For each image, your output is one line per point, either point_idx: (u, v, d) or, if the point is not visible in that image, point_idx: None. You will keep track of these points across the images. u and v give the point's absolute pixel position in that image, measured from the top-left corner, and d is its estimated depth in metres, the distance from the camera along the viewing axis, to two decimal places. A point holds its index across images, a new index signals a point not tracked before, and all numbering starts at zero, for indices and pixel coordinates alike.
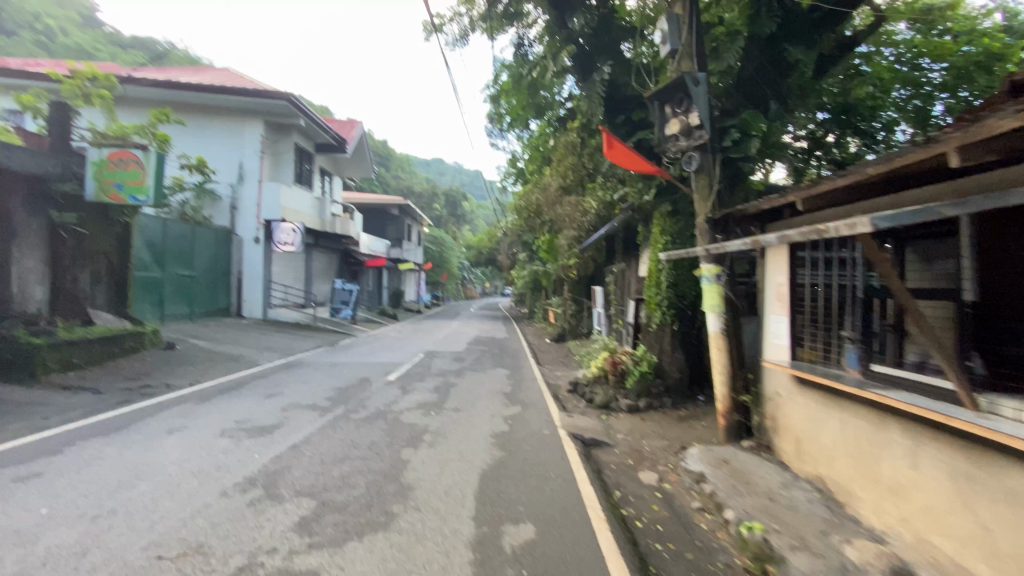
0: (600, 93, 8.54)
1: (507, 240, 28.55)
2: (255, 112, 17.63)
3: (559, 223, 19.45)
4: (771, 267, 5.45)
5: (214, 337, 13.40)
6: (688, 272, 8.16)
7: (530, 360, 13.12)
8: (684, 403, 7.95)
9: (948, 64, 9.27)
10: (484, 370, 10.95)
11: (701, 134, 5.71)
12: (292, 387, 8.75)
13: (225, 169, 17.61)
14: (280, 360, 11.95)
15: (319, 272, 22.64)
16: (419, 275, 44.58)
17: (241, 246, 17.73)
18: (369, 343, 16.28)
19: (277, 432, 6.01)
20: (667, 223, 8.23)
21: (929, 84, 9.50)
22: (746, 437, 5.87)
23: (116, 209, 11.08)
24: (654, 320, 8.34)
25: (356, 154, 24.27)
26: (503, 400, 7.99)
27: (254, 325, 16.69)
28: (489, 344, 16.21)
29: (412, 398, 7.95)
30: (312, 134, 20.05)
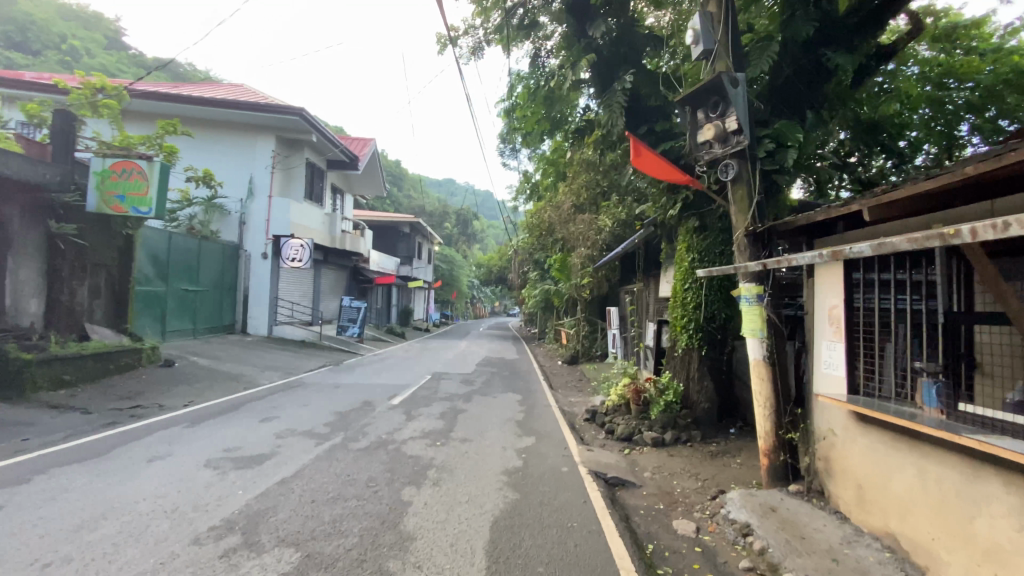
0: (622, 102, 8.06)
1: (518, 259, 28.15)
2: (267, 127, 17.49)
3: (573, 242, 18.97)
4: (822, 288, 4.85)
5: (215, 355, 12.95)
6: (717, 293, 7.54)
7: (542, 384, 12.48)
8: (714, 436, 7.28)
9: (975, 82, 8.72)
10: (494, 394, 10.33)
11: (739, 139, 5.16)
12: (290, 411, 8.19)
13: (235, 183, 17.38)
14: (281, 380, 11.43)
15: (327, 289, 22.28)
16: (428, 293, 44.28)
17: (248, 262, 17.41)
18: (375, 363, 15.75)
19: (267, 463, 5.43)
20: (694, 240, 7.68)
21: (952, 104, 8.92)
22: (794, 480, 5.17)
23: (118, 220, 10.76)
24: (680, 344, 7.77)
25: (367, 171, 24.14)
26: (516, 429, 7.35)
27: (258, 342, 16.23)
28: (499, 365, 15.60)
29: (418, 426, 7.34)
30: (324, 149, 19.92)
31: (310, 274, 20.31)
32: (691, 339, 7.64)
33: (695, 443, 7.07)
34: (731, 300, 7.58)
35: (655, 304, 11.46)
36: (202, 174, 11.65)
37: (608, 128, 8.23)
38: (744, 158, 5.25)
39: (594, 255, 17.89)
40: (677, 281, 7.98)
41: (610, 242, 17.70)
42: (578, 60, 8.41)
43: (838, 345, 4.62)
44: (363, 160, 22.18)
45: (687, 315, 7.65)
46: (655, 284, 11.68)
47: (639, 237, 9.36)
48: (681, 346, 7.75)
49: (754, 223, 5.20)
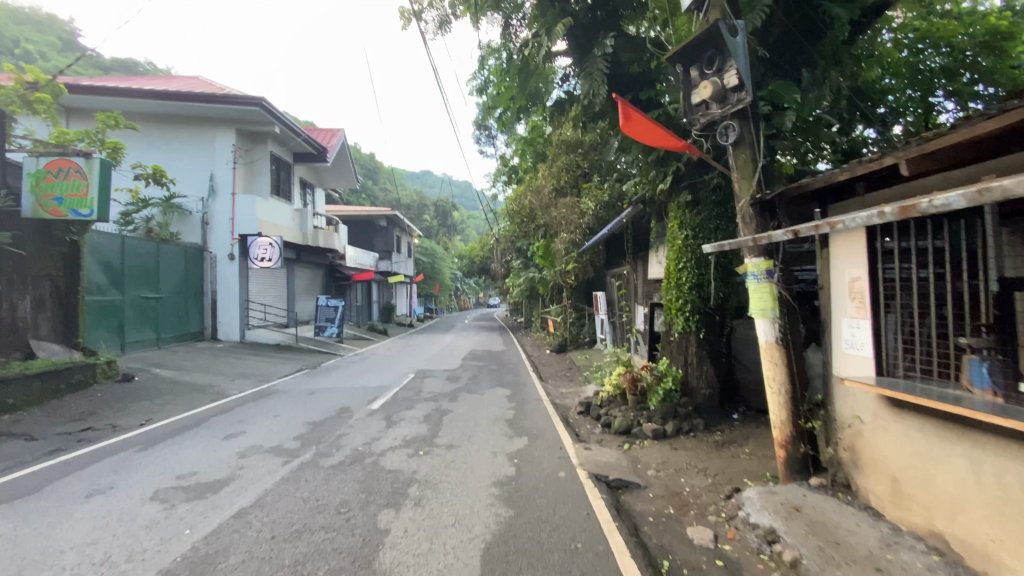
0: (603, 69, 7.34)
1: (500, 247, 27.52)
2: (226, 120, 16.46)
3: (556, 227, 18.38)
4: (839, 260, 4.32)
5: (181, 365, 12.10)
6: (714, 270, 7.00)
7: (532, 376, 11.91)
8: (718, 424, 6.77)
9: (948, 48, 8.42)
10: (482, 391, 9.72)
11: (741, 97, 4.59)
12: (258, 424, 7.48)
13: (195, 182, 16.34)
14: (252, 389, 10.67)
15: (302, 289, 21.33)
16: (410, 288, 43.36)
17: (214, 264, 16.44)
18: (356, 363, 15.04)
19: (224, 492, 4.77)
20: (686, 215, 7.13)
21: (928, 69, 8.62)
22: (815, 473, 4.68)
23: (60, 224, 9.85)
24: (675, 327, 7.21)
25: (338, 163, 23.15)
26: (506, 429, 6.77)
27: (230, 349, 15.36)
28: (485, 358, 15.01)
29: (399, 433, 6.71)
30: (289, 142, 18.94)
31: (281, 273, 19.36)
32: (687, 321, 7.09)
33: (698, 433, 6.55)
34: (728, 277, 7.08)
35: (646, 286, 10.94)
36: (152, 170, 10.69)
37: (589, 99, 7.55)
38: (745, 118, 4.69)
39: (578, 239, 17.33)
40: (668, 260, 7.41)
41: (594, 225, 17.15)
42: (554, 25, 7.70)
43: (861, 322, 4.11)
44: (332, 152, 21.25)
45: (682, 296, 7.06)
46: (644, 265, 11.15)
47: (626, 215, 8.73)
48: (676, 329, 7.18)
49: (759, 189, 4.65)
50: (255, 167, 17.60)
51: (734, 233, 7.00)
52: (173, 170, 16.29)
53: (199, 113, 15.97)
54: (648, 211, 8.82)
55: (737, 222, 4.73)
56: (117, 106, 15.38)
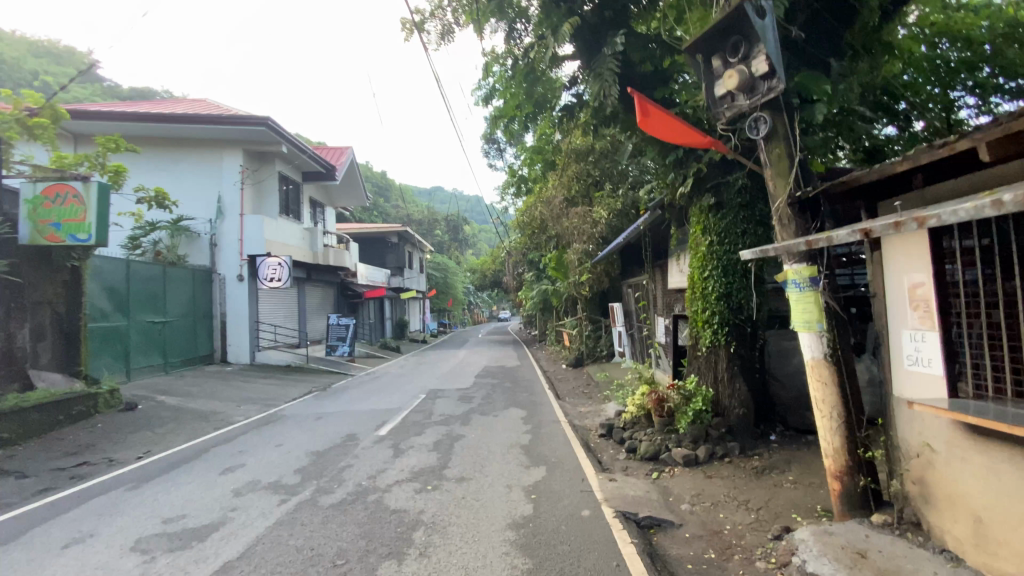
0: (613, 68, 6.85)
1: (512, 260, 27.13)
2: (233, 141, 16.39)
3: (568, 237, 17.92)
4: (897, 264, 3.76)
5: (187, 391, 11.79)
6: (743, 280, 6.50)
7: (548, 393, 11.37)
8: (755, 447, 6.20)
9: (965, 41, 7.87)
10: (496, 412, 9.21)
11: (772, 84, 4.10)
12: (258, 455, 7.05)
13: (202, 204, 16.23)
14: (258, 414, 10.28)
15: (313, 308, 21.09)
16: (423, 303, 43.12)
17: (223, 286, 16.25)
18: (367, 384, 14.63)
19: (211, 541, 4.31)
20: (710, 220, 6.63)
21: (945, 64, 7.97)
22: (877, 509, 4.06)
23: (59, 252, 9.68)
24: (703, 341, 6.73)
25: (347, 181, 23.01)
26: (522, 458, 6.24)
27: (239, 372, 15.07)
28: (499, 375, 14.50)
29: (406, 464, 6.22)
30: (296, 161, 18.82)
31: (292, 294, 19.11)
32: (717, 335, 6.57)
33: (734, 458, 5.99)
34: (758, 286, 6.56)
35: (667, 296, 10.35)
36: (153, 193, 10.48)
37: (599, 101, 7.09)
38: (778, 109, 4.18)
39: (592, 249, 16.84)
40: (692, 269, 6.92)
41: (607, 235, 16.66)
42: (559, 26, 7.29)
43: (927, 333, 3.54)
44: (340, 169, 21.11)
45: (709, 307, 6.61)
46: (664, 274, 10.59)
47: (644, 223, 8.24)
48: (705, 344, 6.69)
49: (797, 187, 4.13)
50: (263, 186, 17.45)
51: (762, 238, 6.46)
52: (180, 193, 16.22)
53: (206, 134, 15.92)
54: (668, 217, 8.30)
55: (773, 224, 4.19)
56: (125, 131, 15.38)
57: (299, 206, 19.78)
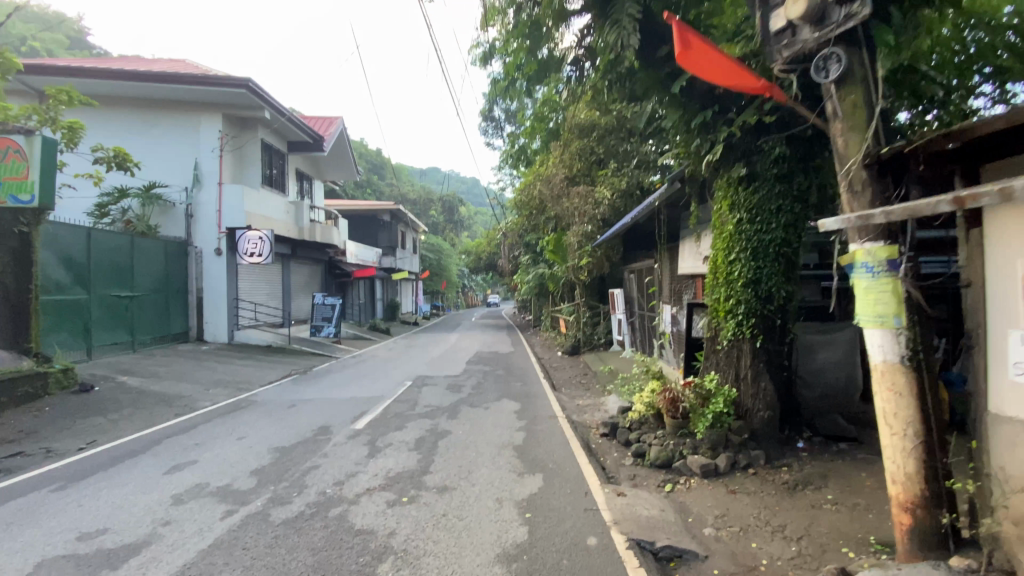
0: (634, 13, 5.83)
1: (507, 242, 26.21)
2: (212, 104, 15.24)
3: (569, 218, 17.03)
4: (1009, 244, 2.92)
5: (154, 372, 10.89)
6: (775, 264, 5.63)
7: (543, 383, 10.56)
8: (782, 456, 5.40)
9: None
10: (487, 404, 8.38)
11: (856, 10, 3.19)
12: (214, 451, 6.19)
13: (176, 171, 15.12)
14: (227, 400, 9.41)
15: (298, 286, 20.11)
16: (416, 285, 42.15)
17: (200, 259, 15.22)
18: (351, 368, 13.76)
19: (126, 569, 3.47)
20: (738, 195, 5.76)
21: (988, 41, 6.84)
22: (956, 551, 3.27)
23: (7, 215, 8.67)
24: (724, 333, 5.90)
25: (336, 153, 21.86)
26: (514, 463, 5.41)
27: (215, 352, 14.15)
28: (492, 361, 13.68)
29: (381, 467, 5.38)
30: (281, 129, 17.71)
31: (275, 271, 18.11)
32: (742, 327, 5.73)
33: (759, 469, 5.19)
34: (791, 273, 5.71)
35: (679, 282, 9.49)
36: (113, 151, 9.45)
37: (613, 53, 6.12)
38: (856, 43, 3.28)
39: (593, 231, 15.97)
40: (715, 252, 6.08)
41: (609, 216, 15.79)
42: None
43: None
44: (329, 140, 19.98)
45: (733, 295, 5.76)
46: (675, 258, 9.71)
47: (658, 198, 7.33)
48: (726, 336, 5.86)
49: (875, 145, 3.26)
50: (245, 155, 16.37)
51: (799, 217, 5.59)
52: (153, 159, 15.09)
53: (181, 95, 14.75)
54: (686, 192, 7.40)
55: (840, 190, 3.34)
56: (92, 89, 14.21)
57: (284, 179, 18.67)
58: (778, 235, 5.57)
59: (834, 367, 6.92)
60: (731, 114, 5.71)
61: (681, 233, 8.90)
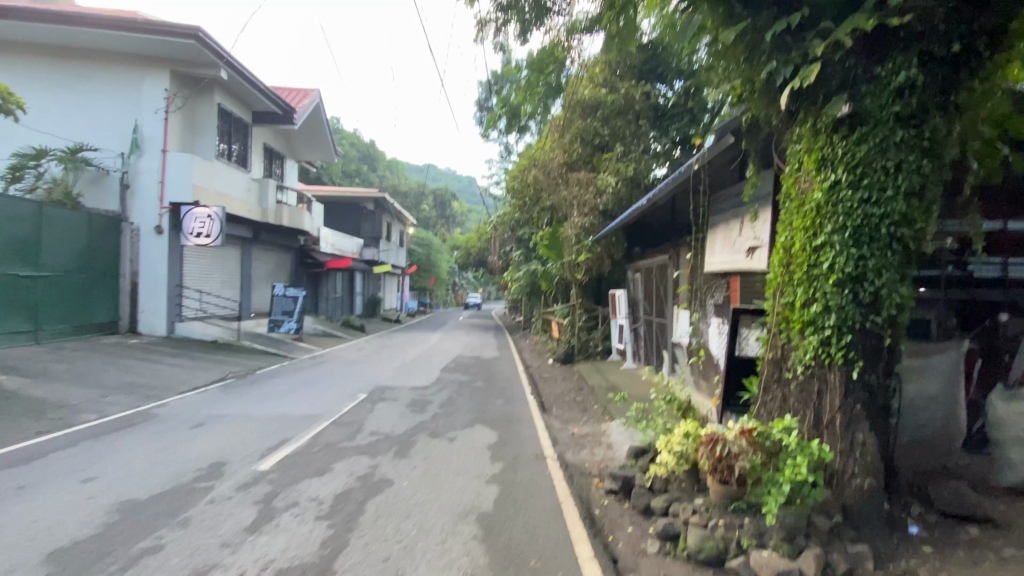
0: None
1: (497, 236, 24.13)
2: (157, 58, 13.11)
3: (567, 208, 15.09)
4: None
5: (48, 370, 8.74)
6: (888, 254, 3.69)
7: (530, 401, 8.55)
8: (897, 555, 3.47)
9: None
10: (455, 432, 6.34)
11: None
12: (27, 506, 4.12)
13: (112, 134, 12.97)
14: (121, 412, 7.28)
15: (261, 275, 17.95)
16: (402, 280, 40.11)
17: (137, 238, 13.01)
18: (303, 370, 11.59)
19: None
20: (830, 144, 3.83)
21: None
22: None
23: None
24: (798, 355, 4.01)
25: (311, 129, 19.66)
26: (476, 556, 3.37)
27: (145, 346, 11.97)
28: (472, 369, 11.67)
29: (259, 553, 3.35)
30: (244, 95, 15.51)
31: (231, 256, 15.90)
32: (830, 347, 3.82)
33: None
34: (907, 268, 3.78)
35: (708, 282, 7.48)
36: None
37: None
38: None
39: (594, 222, 14.01)
40: (786, 236, 4.15)
41: (613, 207, 13.85)
42: None
43: None
44: (302, 112, 17.78)
45: (818, 297, 3.84)
46: (702, 252, 7.71)
47: (697, 163, 5.44)
48: (804, 359, 3.95)
49: None
50: (198, 121, 14.25)
51: (927, 185, 3.68)
52: (86, 118, 12.95)
53: (121, 45, 12.67)
54: (737, 153, 5.44)
55: None
56: (15, 31, 12.16)
57: (248, 154, 16.52)
58: (896, 208, 3.62)
59: (929, 405, 4.97)
60: (830, 22, 3.78)
61: (713, 218, 6.92)
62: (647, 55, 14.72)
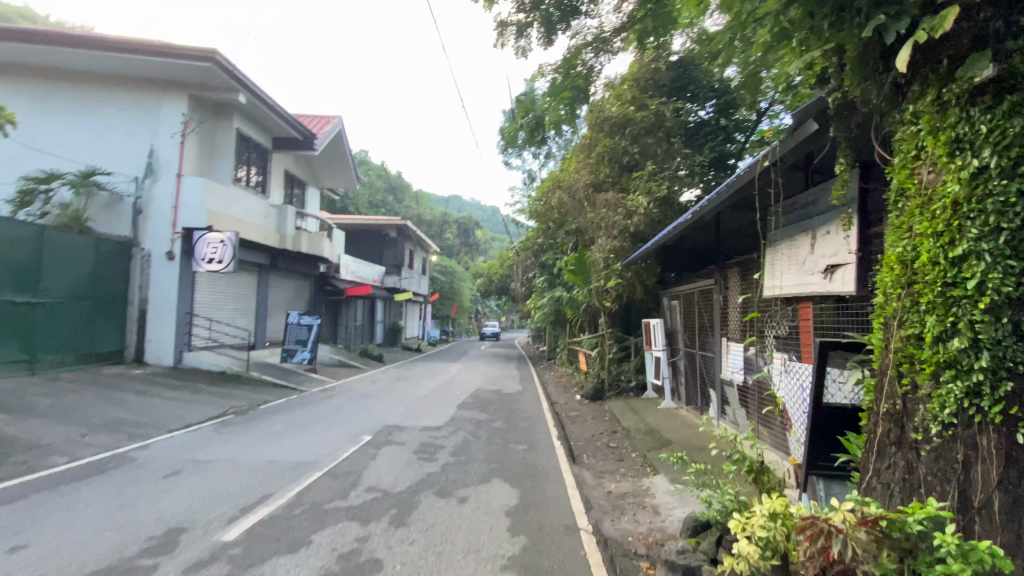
0: None
1: (520, 262, 23.26)
2: (176, 83, 12.96)
3: (594, 232, 14.15)
4: None
5: (32, 405, 8.10)
6: None
7: (558, 447, 7.46)
8: None
9: None
10: (467, 489, 5.29)
11: None
12: None
13: (128, 159, 12.79)
14: (95, 456, 6.50)
15: (277, 303, 17.43)
16: (424, 309, 39.53)
17: (147, 264, 12.61)
18: (309, 405, 10.70)
19: None
20: (967, 120, 2.80)
21: None
22: None
23: None
24: (931, 410, 2.91)
25: (333, 156, 19.41)
26: None
27: (148, 377, 11.35)
28: (493, 406, 10.61)
29: None
30: (263, 120, 15.27)
31: (246, 283, 15.43)
32: (981, 400, 2.72)
33: None
34: None
35: (769, 311, 6.40)
36: None
37: None
38: None
39: (624, 246, 12.99)
40: (903, 247, 3.09)
41: (645, 229, 12.83)
42: None
43: None
44: (322, 137, 17.44)
45: (960, 330, 2.75)
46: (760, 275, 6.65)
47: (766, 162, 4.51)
48: (942, 414, 2.85)
49: None
50: (215, 146, 14.04)
51: None
52: (103, 143, 12.83)
53: (140, 70, 12.58)
54: (819, 148, 4.46)
55: None
56: (39, 58, 12.22)
57: (268, 179, 16.20)
58: None
59: None
60: None
61: (774, 234, 5.91)
62: (678, 71, 13.95)
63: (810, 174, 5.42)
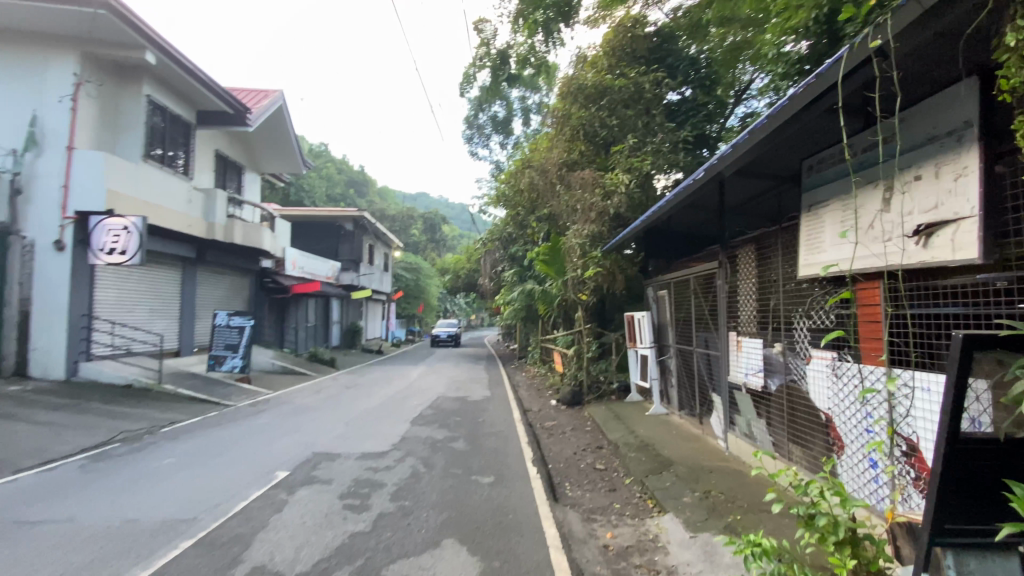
0: None
1: (487, 254, 21.55)
2: (65, 37, 10.72)
3: (569, 216, 12.59)
4: None
5: None
6: None
7: (533, 476, 5.82)
8: None
9: None
10: (404, 566, 3.57)
11: None
12: None
13: (6, 127, 10.51)
14: None
15: (208, 302, 15.19)
16: (387, 307, 37.41)
17: (30, 255, 10.35)
18: (227, 425, 8.73)
19: None
20: None
21: None
22: None
23: None
24: None
25: (273, 136, 17.27)
26: None
27: (24, 395, 9.14)
28: (454, 419, 8.86)
29: None
30: (185, 88, 13.12)
31: (165, 280, 13.21)
32: None
33: None
34: None
35: (806, 296, 4.94)
36: None
37: None
38: None
39: (603, 231, 11.49)
40: None
41: (626, 212, 11.34)
42: None
43: None
44: (257, 112, 15.22)
45: None
46: (793, 250, 5.16)
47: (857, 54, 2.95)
48: None
49: None
50: (122, 116, 11.85)
51: None
52: None
53: (18, 21, 10.33)
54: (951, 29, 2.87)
55: None
56: None
57: (191, 160, 13.92)
58: None
59: None
60: None
61: (820, 194, 4.50)
62: (659, 37, 12.53)
63: (863, 120, 4.11)
